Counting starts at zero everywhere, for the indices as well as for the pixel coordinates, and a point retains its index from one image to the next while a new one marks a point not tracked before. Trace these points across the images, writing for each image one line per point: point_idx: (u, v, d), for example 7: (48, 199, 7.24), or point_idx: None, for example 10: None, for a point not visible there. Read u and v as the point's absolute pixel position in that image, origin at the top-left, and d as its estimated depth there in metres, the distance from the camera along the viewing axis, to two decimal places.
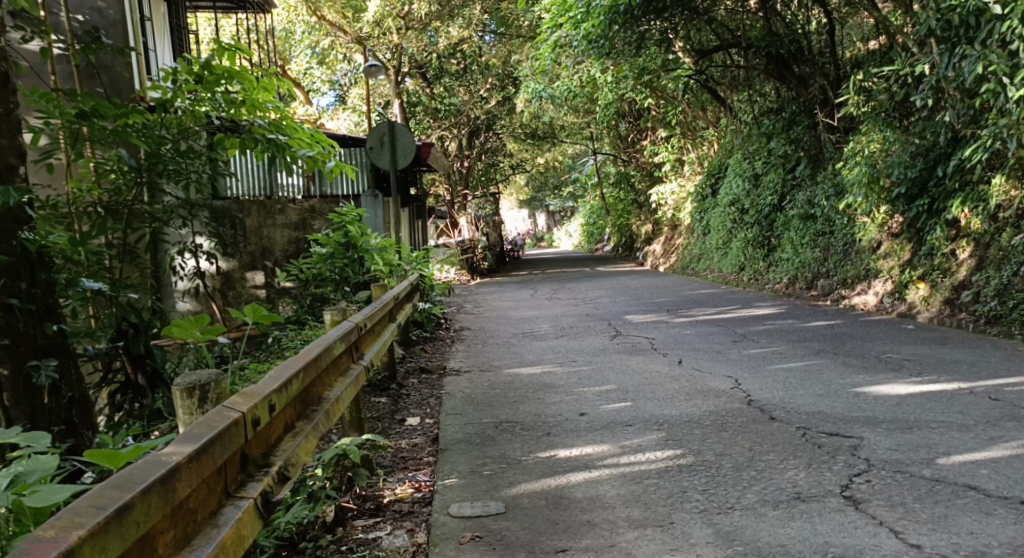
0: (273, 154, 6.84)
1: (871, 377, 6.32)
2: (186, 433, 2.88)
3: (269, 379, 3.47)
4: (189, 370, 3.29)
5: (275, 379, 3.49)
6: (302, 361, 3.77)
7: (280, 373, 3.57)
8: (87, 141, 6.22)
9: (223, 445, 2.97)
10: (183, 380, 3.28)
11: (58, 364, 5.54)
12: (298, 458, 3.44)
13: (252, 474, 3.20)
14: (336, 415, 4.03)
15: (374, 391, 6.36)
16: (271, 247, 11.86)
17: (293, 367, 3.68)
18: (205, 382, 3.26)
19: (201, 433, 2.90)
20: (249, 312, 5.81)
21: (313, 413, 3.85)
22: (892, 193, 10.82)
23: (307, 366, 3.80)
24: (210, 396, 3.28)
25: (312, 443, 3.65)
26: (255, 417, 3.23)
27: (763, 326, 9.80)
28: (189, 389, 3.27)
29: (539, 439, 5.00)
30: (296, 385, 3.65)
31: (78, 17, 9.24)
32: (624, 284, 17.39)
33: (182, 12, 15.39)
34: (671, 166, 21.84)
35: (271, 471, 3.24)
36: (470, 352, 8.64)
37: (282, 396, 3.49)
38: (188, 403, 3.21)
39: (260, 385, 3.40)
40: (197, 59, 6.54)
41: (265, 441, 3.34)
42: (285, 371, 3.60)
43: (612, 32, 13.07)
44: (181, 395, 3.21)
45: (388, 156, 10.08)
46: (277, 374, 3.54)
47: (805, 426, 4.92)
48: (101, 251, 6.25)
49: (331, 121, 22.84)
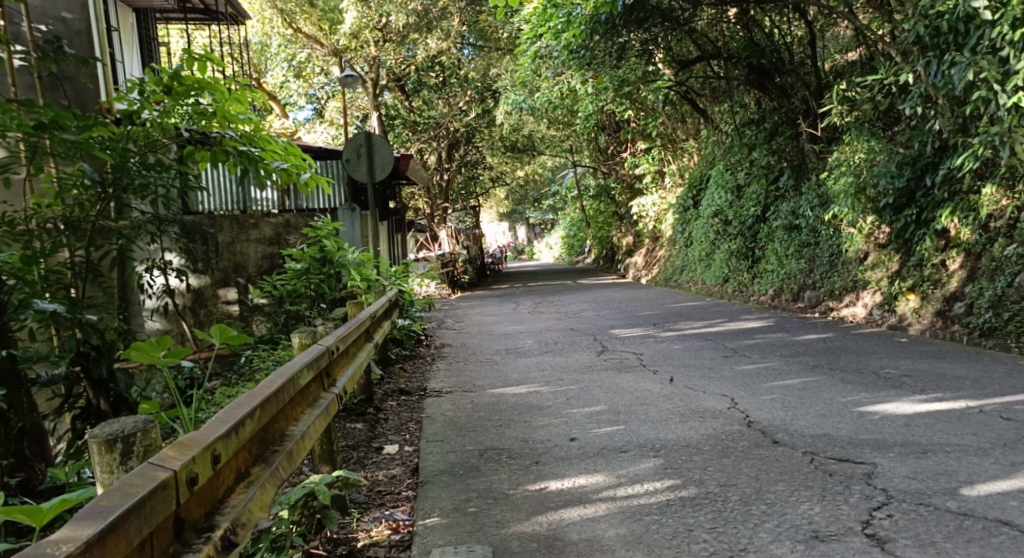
0: (245, 168, 6.48)
1: (872, 395, 6.02)
2: (94, 508, 2.52)
3: (216, 424, 3.11)
4: (110, 418, 2.91)
5: (224, 423, 3.13)
6: (258, 397, 3.41)
7: (230, 415, 3.21)
8: (48, 154, 5.84)
9: (142, 519, 2.60)
10: (103, 430, 2.87)
11: (6, 392, 5.47)
12: (248, 517, 3.08)
13: (191, 543, 2.83)
14: (301, 454, 3.67)
15: (348, 416, 5.99)
16: (244, 262, 11.55)
17: (248, 406, 3.31)
18: (128, 434, 2.86)
19: (110, 508, 2.52)
20: (216, 332, 5.43)
21: (273, 454, 3.49)
22: (878, 203, 10.58)
23: (264, 402, 3.43)
24: (135, 450, 2.88)
25: (269, 492, 3.29)
26: (193, 474, 2.86)
27: (753, 340, 9.49)
28: (110, 442, 2.87)
29: (527, 470, 4.64)
30: (250, 426, 3.29)
31: (41, 27, 8.86)
32: (606, 296, 17.07)
33: (152, 22, 14.96)
34: (652, 178, 21.59)
35: (211, 538, 2.86)
36: (451, 371, 8.26)
37: (230, 444, 3.11)
38: (108, 459, 2.83)
39: (202, 433, 3.02)
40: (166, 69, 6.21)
41: (207, 500, 2.97)
42: (236, 412, 3.23)
43: (593, 42, 12.79)
44: (100, 449, 2.84)
45: (365, 167, 9.70)
46: (226, 416, 3.17)
47: (812, 451, 4.59)
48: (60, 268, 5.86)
49: (308, 134, 22.50)
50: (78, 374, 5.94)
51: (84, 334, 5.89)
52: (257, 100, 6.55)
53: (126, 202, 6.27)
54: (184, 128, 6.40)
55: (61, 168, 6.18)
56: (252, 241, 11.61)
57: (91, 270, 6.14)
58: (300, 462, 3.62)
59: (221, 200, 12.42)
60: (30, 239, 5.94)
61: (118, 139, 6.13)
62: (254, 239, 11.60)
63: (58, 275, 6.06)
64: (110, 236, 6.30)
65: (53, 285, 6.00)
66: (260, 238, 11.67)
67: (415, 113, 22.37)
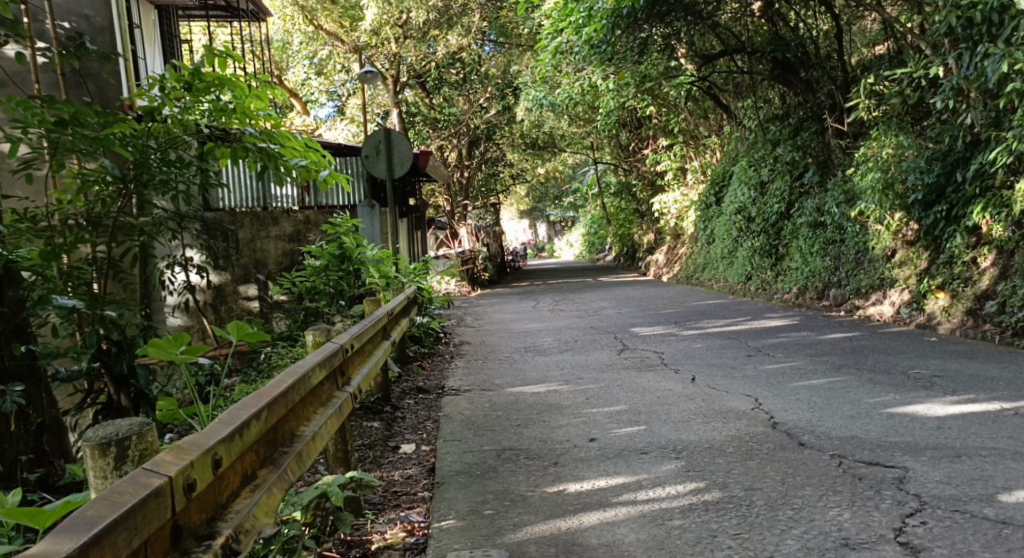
0: (265, 165, 6.42)
1: (901, 396, 5.85)
2: (79, 519, 2.42)
3: (219, 426, 3.02)
4: (104, 422, 2.86)
5: (229, 425, 3.05)
6: (265, 397, 3.32)
7: (235, 416, 3.13)
8: (70, 151, 5.78)
9: (134, 529, 2.51)
10: (94, 435, 2.81)
11: (25, 389, 5.45)
12: (252, 523, 2.99)
13: (190, 551, 2.75)
14: (311, 456, 3.58)
15: (366, 414, 5.92)
16: (264, 259, 11.53)
17: (254, 405, 3.23)
18: (122, 438, 2.81)
19: (98, 517, 2.44)
20: (233, 329, 5.40)
21: (281, 456, 3.41)
22: (907, 199, 10.35)
23: (271, 401, 3.34)
24: (130, 454, 2.84)
25: (276, 496, 3.21)
26: (191, 479, 2.78)
27: (777, 339, 9.31)
28: (105, 446, 2.82)
29: (546, 471, 4.53)
30: (255, 427, 3.20)
31: (63, 23, 8.84)
32: (627, 294, 16.92)
33: (174, 20, 14.93)
34: (674, 174, 21.35)
35: (210, 547, 2.77)
36: (470, 369, 8.17)
37: (233, 447, 3.03)
38: (101, 463, 2.78)
39: (203, 435, 2.94)
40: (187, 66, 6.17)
41: (207, 506, 2.89)
42: (241, 412, 3.15)
43: (615, 36, 12.64)
44: (94, 453, 2.78)
45: (385, 164, 9.63)
46: (230, 417, 3.09)
47: (840, 454, 4.45)
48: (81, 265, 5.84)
49: (330, 131, 22.45)
50: (99, 370, 5.90)
51: (105, 330, 5.88)
52: (277, 98, 6.44)
53: (147, 198, 6.21)
54: (204, 125, 6.34)
55: (84, 164, 6.10)
56: (273, 237, 11.58)
57: (111, 267, 6.15)
58: (310, 463, 3.54)
59: (241, 197, 12.39)
60: (52, 235, 5.84)
61: (139, 136, 6.08)
62: (274, 235, 11.57)
63: (80, 272, 5.99)
64: (131, 232, 6.25)
65: (74, 282, 5.91)
66: (279, 234, 11.63)
67: (436, 111, 22.22)
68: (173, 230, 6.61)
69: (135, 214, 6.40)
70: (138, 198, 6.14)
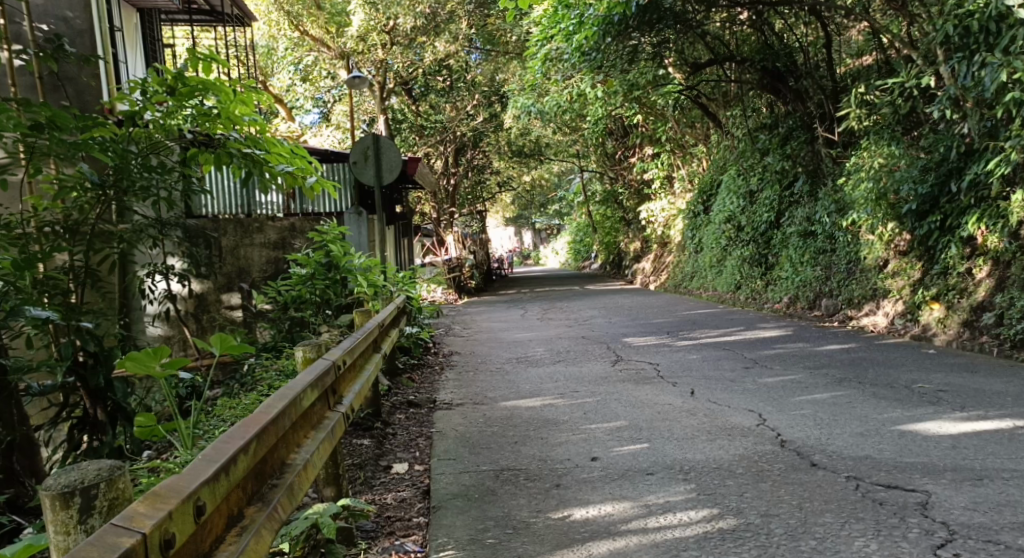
0: (250, 171, 6.10)
1: (909, 412, 5.65)
2: None
3: (202, 465, 2.80)
4: (68, 468, 2.73)
5: (213, 462, 2.83)
6: (255, 425, 3.09)
7: (220, 450, 2.90)
8: (46, 156, 5.54)
9: None
10: (55, 485, 2.67)
11: None
12: None
13: None
14: (302, 486, 3.35)
15: (356, 431, 5.65)
16: (248, 267, 11.25)
17: (241, 436, 3.00)
18: (85, 486, 2.66)
19: None
20: (216, 342, 5.16)
21: (270, 489, 3.18)
22: (900, 209, 10.15)
23: (260, 431, 3.11)
24: (97, 505, 2.69)
25: (267, 537, 2.98)
26: (167, 534, 2.57)
27: (773, 351, 9.14)
28: (66, 495, 2.67)
29: (548, 494, 4.31)
30: (243, 462, 2.98)
31: (42, 26, 8.57)
32: (615, 303, 16.73)
33: (157, 24, 14.64)
34: (661, 183, 21.20)
35: None
36: (461, 381, 7.94)
37: (218, 489, 2.81)
38: (62, 517, 2.64)
39: (184, 479, 2.73)
40: (170, 69, 5.91)
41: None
42: (227, 446, 2.92)
43: (605, 43, 12.47)
44: (55, 506, 2.64)
45: (373, 170, 9.38)
46: (215, 453, 2.87)
47: (856, 475, 4.26)
48: (60, 277, 5.75)
49: (315, 138, 22.13)
50: (75, 384, 5.76)
51: (81, 341, 5.65)
52: (262, 104, 6.17)
53: (127, 205, 6.00)
54: (187, 130, 6.12)
55: (62, 169, 5.86)
56: (257, 245, 11.34)
57: (89, 275, 5.89)
58: (301, 495, 3.31)
59: (225, 203, 12.11)
60: (28, 242, 5.65)
61: (119, 140, 5.85)
62: (259, 243, 11.32)
63: (56, 281, 5.79)
64: (111, 240, 6.08)
65: (50, 291, 5.73)
66: (264, 242, 11.39)
67: (422, 118, 21.93)
68: (154, 238, 6.39)
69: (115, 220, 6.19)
70: (118, 205, 5.93)
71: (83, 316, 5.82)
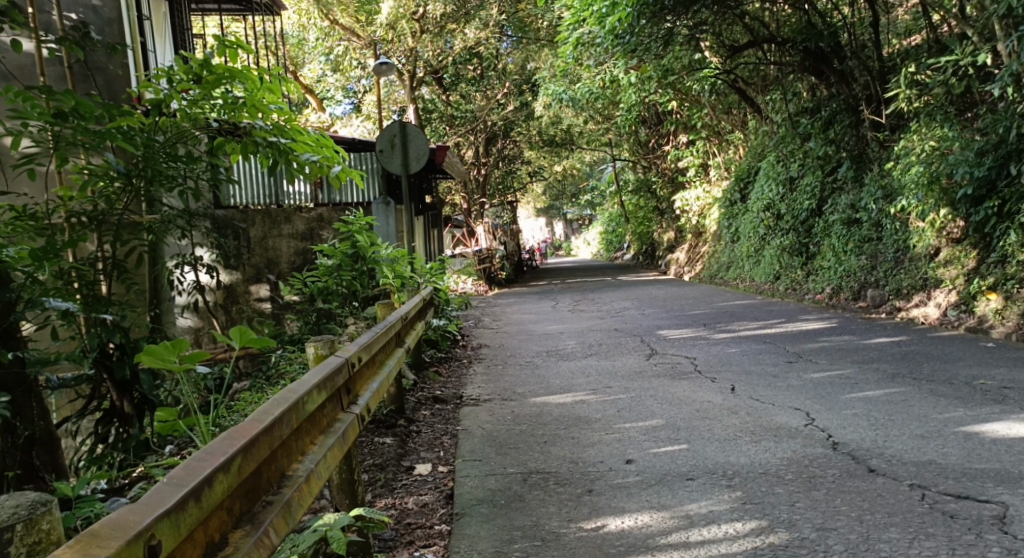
0: (276, 161, 5.79)
1: (973, 412, 5.24)
2: None
3: (168, 491, 2.49)
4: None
5: (182, 487, 2.52)
6: (240, 439, 2.79)
7: (193, 472, 2.60)
8: (73, 145, 5.26)
9: None
10: None
11: (15, 397, 4.98)
12: None
13: None
14: (303, 502, 3.08)
15: (377, 429, 5.36)
16: (277, 258, 11.09)
17: (223, 453, 2.70)
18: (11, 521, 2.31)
19: None
20: (236, 334, 4.83)
21: (262, 509, 2.90)
22: (953, 194, 9.61)
23: (247, 444, 2.82)
24: (26, 538, 2.33)
25: None
26: None
27: (817, 344, 8.71)
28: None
29: (579, 501, 3.99)
30: (222, 483, 2.68)
31: (69, 13, 8.37)
32: (650, 293, 16.33)
33: (186, 13, 14.43)
34: (696, 171, 20.69)
35: None
36: (490, 375, 7.65)
37: (185, 520, 2.49)
38: None
39: (142, 509, 2.41)
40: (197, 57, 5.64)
41: None
42: (203, 467, 2.62)
43: (639, 26, 12.03)
44: None
45: (400, 159, 9.08)
46: (186, 476, 2.57)
47: (920, 484, 3.90)
48: (87, 268, 5.48)
49: (345, 128, 21.92)
50: (101, 376, 5.59)
51: (106, 334, 5.43)
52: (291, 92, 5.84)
53: (154, 195, 5.74)
54: (213, 119, 5.78)
55: (90, 158, 5.60)
56: (285, 236, 11.13)
57: (116, 269, 5.64)
58: (301, 511, 3.04)
59: (252, 193, 11.96)
60: (55, 233, 5.45)
61: (145, 129, 5.59)
62: (287, 234, 11.11)
63: (82, 273, 5.54)
64: (138, 231, 5.85)
65: (76, 283, 5.48)
66: (292, 232, 11.17)
67: (453, 107, 21.76)
68: (182, 229, 6.15)
69: (143, 211, 5.96)
70: (145, 195, 5.67)
71: (110, 309, 5.60)
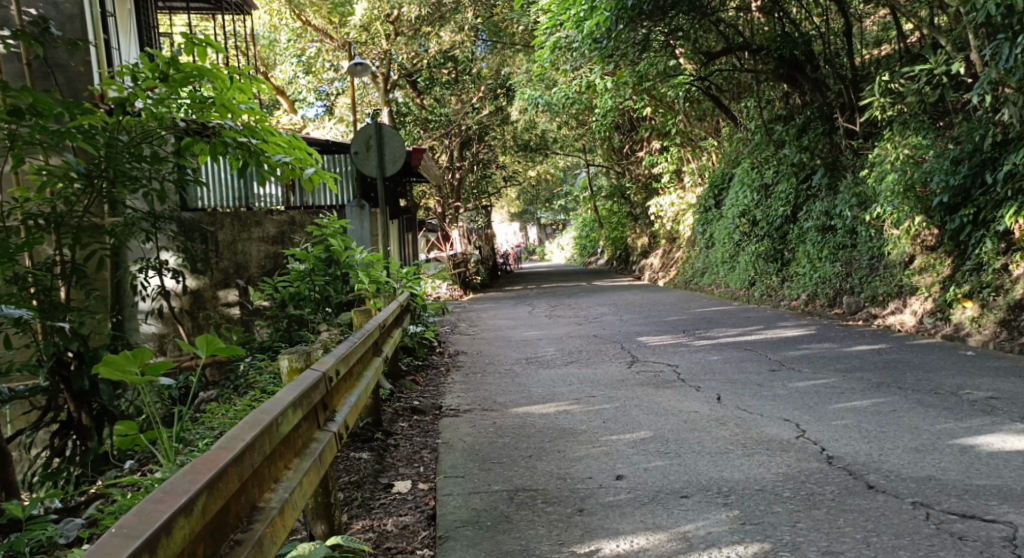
0: (246, 162, 5.54)
1: (965, 424, 5.13)
2: None
3: (118, 543, 2.25)
4: None
5: (134, 538, 2.28)
6: (204, 474, 2.55)
7: (148, 518, 2.36)
8: (30, 145, 4.98)
9: None
10: None
11: None
12: None
13: None
14: (276, 538, 2.85)
15: (354, 443, 5.12)
16: (246, 263, 10.74)
17: (185, 492, 2.47)
18: None
19: None
20: (202, 343, 4.53)
21: (230, 549, 2.68)
22: (930, 202, 9.54)
23: (213, 479, 2.58)
24: None
25: None
26: None
27: (798, 351, 8.59)
28: None
29: (570, 522, 3.80)
30: (183, 528, 2.44)
31: (27, 8, 8.03)
32: (625, 299, 16.20)
33: (152, 11, 14.06)
34: (670, 177, 20.60)
35: None
36: (467, 384, 7.43)
37: None
38: None
39: None
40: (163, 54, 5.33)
41: None
42: (160, 511, 2.38)
43: (617, 31, 11.86)
44: None
45: (375, 160, 8.82)
46: (141, 524, 2.32)
47: (923, 503, 3.76)
48: (43, 273, 5.21)
49: (317, 130, 21.57)
50: (58, 387, 5.36)
51: (64, 341, 5.23)
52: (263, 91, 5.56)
53: (117, 198, 5.48)
54: (180, 118, 5.50)
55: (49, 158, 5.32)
56: (255, 239, 10.78)
57: (75, 273, 5.38)
58: (273, 549, 2.82)
59: (221, 196, 11.64)
60: (10, 236, 5.18)
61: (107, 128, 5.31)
62: (257, 237, 10.77)
63: (39, 278, 5.28)
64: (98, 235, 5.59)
65: (32, 288, 5.21)
66: (262, 236, 10.83)
67: (426, 111, 21.49)
68: (147, 232, 5.88)
69: (105, 213, 5.71)
70: (108, 198, 5.40)
71: (68, 315, 5.38)
